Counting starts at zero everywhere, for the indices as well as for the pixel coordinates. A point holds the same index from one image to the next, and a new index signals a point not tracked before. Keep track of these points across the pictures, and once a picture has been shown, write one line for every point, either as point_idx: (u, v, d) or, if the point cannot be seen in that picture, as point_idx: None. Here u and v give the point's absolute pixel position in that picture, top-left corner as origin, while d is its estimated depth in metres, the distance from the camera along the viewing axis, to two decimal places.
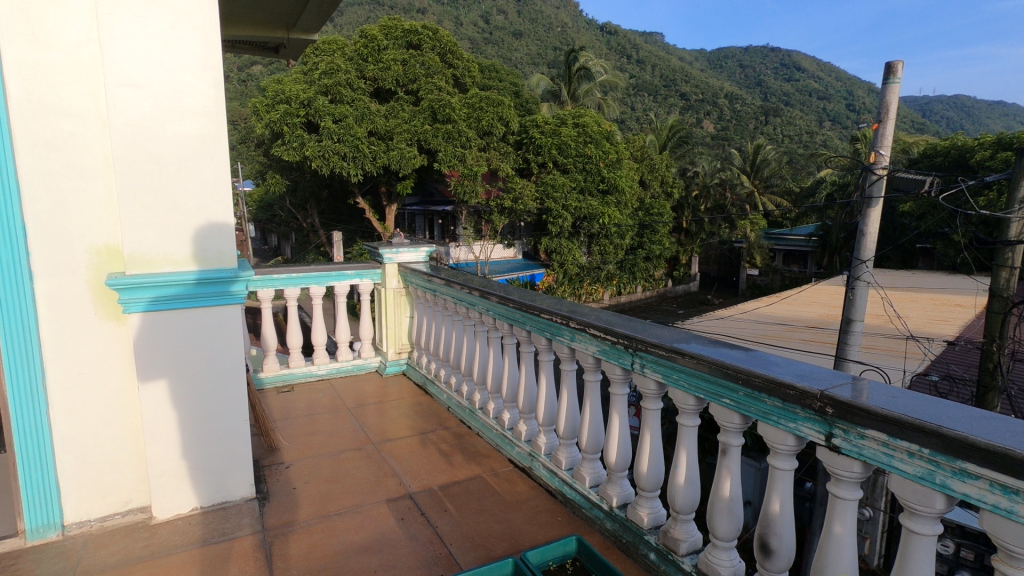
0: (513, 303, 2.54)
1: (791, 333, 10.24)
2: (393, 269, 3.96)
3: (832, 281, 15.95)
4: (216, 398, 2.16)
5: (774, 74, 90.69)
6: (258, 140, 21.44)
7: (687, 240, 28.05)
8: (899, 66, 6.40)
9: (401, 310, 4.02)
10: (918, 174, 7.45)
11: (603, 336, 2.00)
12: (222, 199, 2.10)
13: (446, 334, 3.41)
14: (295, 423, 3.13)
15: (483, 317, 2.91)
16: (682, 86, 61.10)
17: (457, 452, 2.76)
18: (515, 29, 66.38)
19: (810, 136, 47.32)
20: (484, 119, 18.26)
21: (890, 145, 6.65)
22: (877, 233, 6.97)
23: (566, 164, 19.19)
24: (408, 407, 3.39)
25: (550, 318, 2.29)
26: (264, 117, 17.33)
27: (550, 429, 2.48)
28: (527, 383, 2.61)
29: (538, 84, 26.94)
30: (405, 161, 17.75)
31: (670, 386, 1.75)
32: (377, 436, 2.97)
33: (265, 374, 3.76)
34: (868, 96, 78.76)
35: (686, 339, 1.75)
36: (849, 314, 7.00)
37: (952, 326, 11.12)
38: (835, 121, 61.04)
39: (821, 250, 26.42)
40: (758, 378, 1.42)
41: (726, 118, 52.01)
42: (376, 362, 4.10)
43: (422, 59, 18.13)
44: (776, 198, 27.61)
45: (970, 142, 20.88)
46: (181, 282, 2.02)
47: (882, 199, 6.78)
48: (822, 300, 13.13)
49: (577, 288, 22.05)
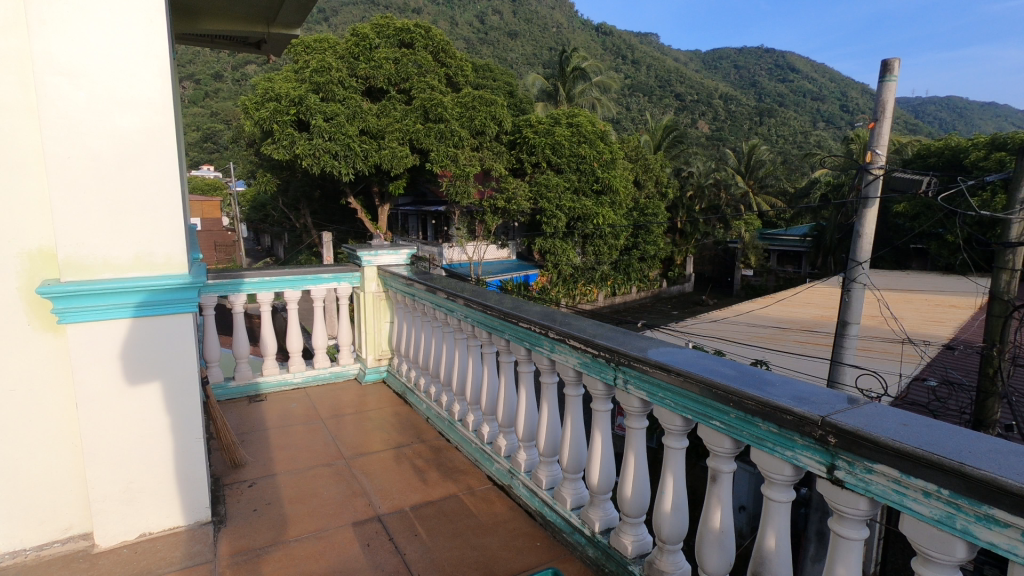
0: (492, 311, 2.38)
1: (785, 336, 10.13)
2: (372, 273, 3.79)
3: (827, 282, 15.87)
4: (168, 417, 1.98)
5: (768, 75, 91.14)
6: (249, 139, 21.19)
7: (681, 241, 27.78)
8: (895, 64, 6.27)
9: (381, 315, 3.85)
10: (914, 175, 7.33)
11: (584, 348, 1.84)
12: (172, 199, 1.93)
13: (426, 340, 3.24)
14: (265, 436, 2.96)
15: (462, 323, 2.75)
16: (677, 87, 61.18)
17: (433, 469, 2.59)
18: (509, 29, 66.15)
19: (804, 137, 47.45)
20: (477, 118, 18.10)
21: (886, 144, 6.51)
22: (873, 234, 6.82)
23: (559, 164, 19.11)
24: (386, 418, 3.23)
25: (530, 328, 2.12)
26: (253, 115, 17.04)
27: (530, 444, 2.32)
28: (507, 395, 2.44)
29: (533, 83, 26.83)
30: (397, 160, 17.57)
31: (655, 405, 1.60)
32: (349, 450, 2.80)
33: (236, 382, 3.57)
34: (862, 97, 79.15)
35: (673, 353, 1.60)
36: (845, 316, 6.87)
37: (946, 327, 11.06)
38: (829, 122, 61.27)
39: (816, 251, 26.38)
40: (750, 400, 1.27)
41: (720, 120, 52.03)
42: (355, 369, 3.93)
43: (415, 58, 17.98)
44: (770, 198, 27.61)
45: (963, 142, 20.90)
46: (124, 290, 1.84)
47: (879, 200, 6.64)
48: (817, 301, 13.05)
49: (571, 288, 21.95)
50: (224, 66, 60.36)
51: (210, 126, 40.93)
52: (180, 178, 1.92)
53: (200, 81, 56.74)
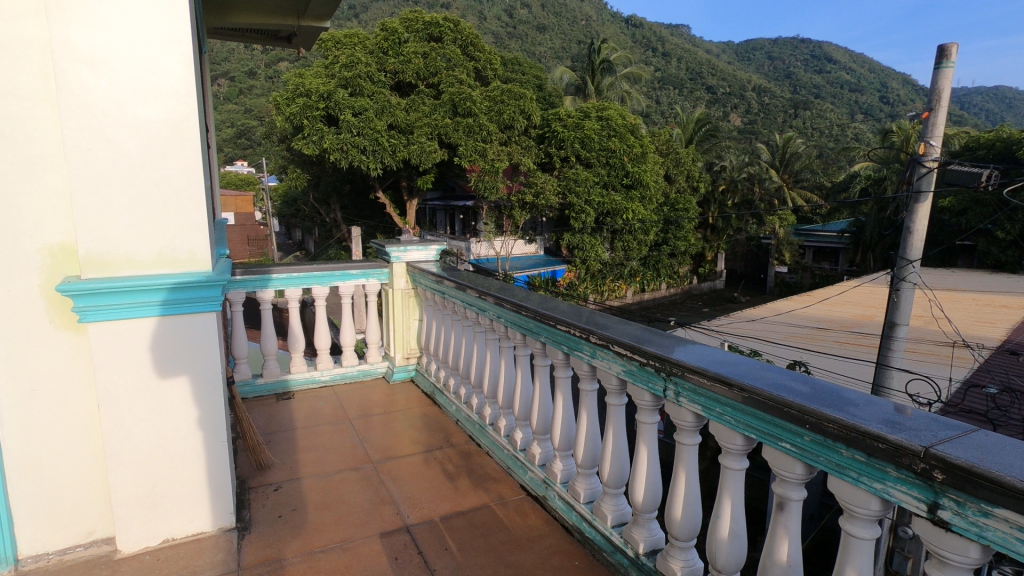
0: (527, 312, 2.24)
1: (825, 336, 9.79)
2: (401, 269, 3.69)
3: (869, 280, 15.28)
4: (190, 420, 1.91)
5: (804, 66, 88.57)
6: (280, 135, 21.42)
7: (713, 236, 27.17)
8: (953, 49, 5.89)
9: (410, 312, 3.75)
10: (973, 167, 6.90)
11: (630, 356, 1.68)
12: (198, 193, 1.86)
13: (456, 340, 3.13)
14: (292, 436, 2.89)
15: (494, 324, 2.63)
16: (708, 79, 59.93)
17: (463, 475, 2.48)
18: (538, 22, 65.69)
19: (841, 131, 46.10)
20: (505, 112, 17.91)
21: (942, 135, 6.14)
22: (925, 231, 6.46)
23: (588, 158, 18.88)
24: (415, 419, 3.13)
25: (569, 331, 1.98)
26: (284, 110, 17.14)
27: (567, 454, 2.19)
28: (541, 401, 2.31)
29: (561, 76, 26.51)
30: (425, 155, 17.53)
31: (712, 421, 1.44)
32: (377, 453, 2.71)
33: (264, 380, 3.52)
34: (903, 88, 76.46)
35: (732, 363, 1.44)
36: (893, 317, 6.55)
37: (998, 328, 10.51)
38: (868, 114, 59.23)
39: (854, 247, 25.51)
40: (832, 422, 1.10)
41: (754, 112, 50.71)
42: (383, 368, 3.85)
43: (443, 51, 17.89)
44: (806, 193, 26.79)
45: (1016, 134, 19.88)
46: (147, 288, 1.77)
47: (932, 194, 6.27)
48: (858, 300, 12.58)
49: (600, 285, 21.70)
50: (257, 64, 61.48)
51: (243, 122, 41.58)
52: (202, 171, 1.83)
53: (235, 78, 57.77)
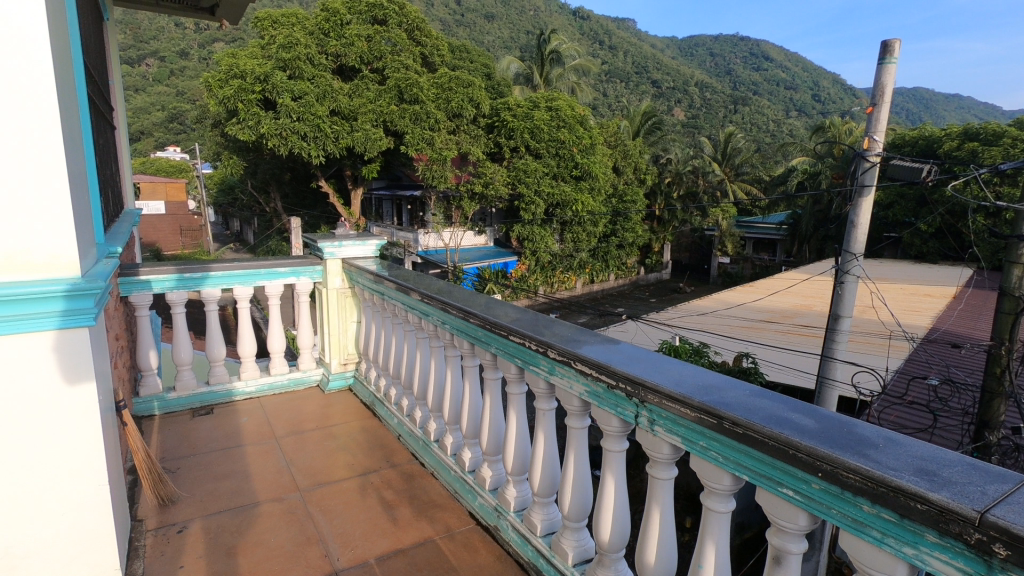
0: (474, 319, 1.98)
1: (768, 327, 10.07)
2: (336, 266, 3.34)
3: (806, 272, 15.88)
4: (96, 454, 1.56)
5: (742, 64, 91.82)
6: (213, 119, 20.08)
7: (659, 228, 27.65)
8: (895, 45, 6.00)
9: (346, 313, 3.41)
10: (913, 162, 7.07)
11: (595, 375, 1.43)
12: (60, 170, 1.44)
13: (397, 344, 2.83)
14: (208, 462, 2.53)
15: (438, 330, 2.35)
16: (653, 74, 61.09)
17: (405, 503, 2.20)
18: (485, 10, 64.81)
19: (777, 127, 48.13)
20: (453, 100, 17.39)
21: (884, 130, 6.24)
22: (868, 224, 6.56)
23: (538, 148, 18.76)
24: (351, 436, 2.82)
25: (523, 343, 1.72)
26: (216, 93, 15.96)
27: (521, 479, 1.94)
28: (493, 417, 2.05)
29: (510, 66, 26.22)
30: (370, 142, 16.82)
31: (693, 457, 1.22)
32: (305, 478, 2.39)
33: (177, 394, 3.08)
34: (832, 87, 80.54)
35: (717, 388, 1.21)
36: (837, 309, 6.64)
37: (924, 317, 11.05)
38: (802, 111, 61.89)
39: (791, 239, 26.58)
40: (852, 473, 0.89)
41: (696, 107, 51.88)
42: (317, 376, 3.49)
43: (388, 35, 17.22)
44: (746, 186, 27.66)
45: (937, 132, 21.07)
46: (39, 296, 1.40)
47: (874, 188, 6.38)
48: (797, 291, 13.05)
49: (549, 276, 21.77)
50: (189, 44, 57.96)
51: (174, 106, 39.09)
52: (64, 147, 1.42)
53: (165, 58, 54.10)
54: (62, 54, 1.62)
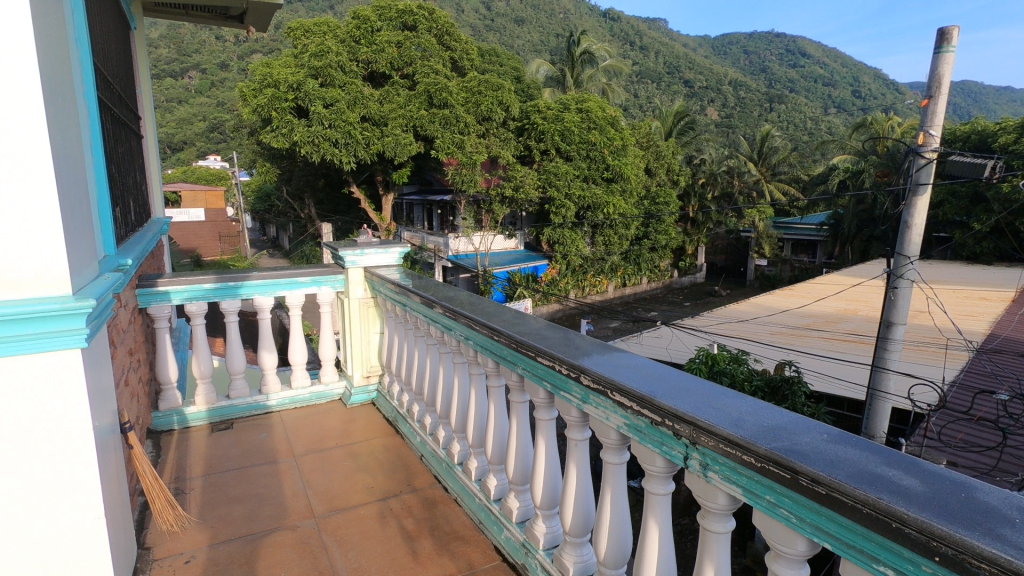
0: (500, 336, 1.81)
1: (812, 334, 9.66)
2: (358, 275, 3.21)
3: (851, 276, 15.24)
4: (95, 485, 1.41)
5: (778, 60, 89.65)
6: (249, 128, 20.50)
7: (693, 230, 27.05)
8: (953, 32, 5.58)
9: (369, 324, 3.28)
10: (975, 157, 6.58)
11: (635, 409, 1.24)
12: (46, 171, 1.27)
13: (419, 359, 2.68)
14: (223, 482, 2.42)
15: (461, 345, 2.18)
16: (686, 73, 60.12)
17: (426, 535, 2.04)
18: (516, 14, 65.05)
19: (815, 125, 46.86)
20: (482, 103, 17.30)
21: (942, 124, 5.83)
22: (924, 224, 6.14)
23: (569, 151, 18.56)
24: (372, 455, 2.68)
25: (553, 366, 1.54)
26: (251, 102, 16.24)
27: (552, 514, 1.74)
28: (520, 442, 1.87)
29: (539, 69, 26.13)
30: (400, 147, 16.83)
31: (754, 510, 1.02)
32: (322, 503, 2.25)
33: (197, 408, 3.00)
34: (874, 82, 77.94)
35: (790, 433, 0.99)
36: (888, 316, 6.24)
37: (982, 322, 10.40)
38: (840, 108, 60.05)
39: (833, 240, 25.64)
40: (982, 560, 0.68)
41: (730, 105, 50.60)
42: (339, 389, 3.38)
43: (418, 41, 17.30)
44: (783, 186, 26.84)
45: (990, 125, 20.00)
46: (36, 315, 1.25)
47: (930, 186, 5.96)
48: (842, 295, 12.52)
49: (581, 280, 21.55)
50: (230, 56, 59.80)
51: (215, 117, 40.32)
52: (49, 144, 1.25)
53: (207, 71, 55.89)
54: (54, 42, 1.44)
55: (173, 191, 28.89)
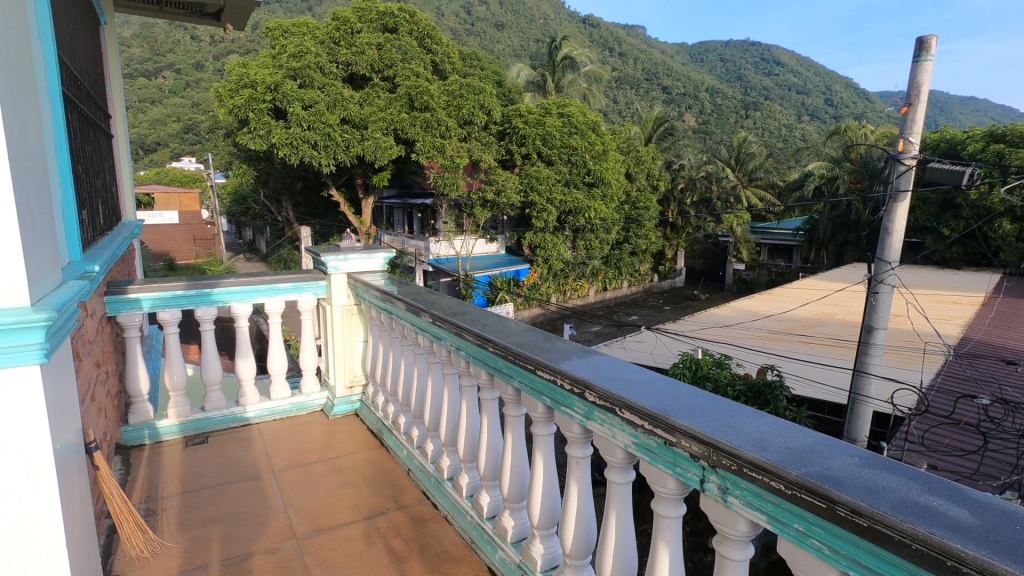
0: (494, 348, 1.72)
1: (792, 339, 9.76)
2: (341, 281, 3.10)
3: (827, 280, 15.50)
4: (56, 520, 1.25)
5: (753, 68, 91.29)
6: (226, 130, 20.08)
7: (672, 235, 27.27)
8: (932, 41, 5.69)
9: (352, 332, 3.16)
10: (953, 165, 6.72)
11: (647, 427, 1.16)
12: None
13: (406, 369, 2.57)
14: (199, 502, 2.29)
15: (451, 355, 2.09)
16: (664, 80, 60.83)
17: (415, 556, 1.94)
18: (496, 19, 65.18)
19: (790, 132, 47.78)
20: (464, 107, 17.21)
21: (921, 131, 5.92)
22: (904, 229, 6.22)
23: (550, 155, 18.56)
24: (357, 469, 2.56)
25: (553, 381, 1.46)
26: (226, 103, 15.89)
27: (550, 534, 1.66)
28: (515, 458, 1.78)
29: (520, 74, 26.13)
30: (381, 151, 16.61)
31: (779, 538, 0.95)
32: (304, 523, 2.14)
33: (169, 422, 2.85)
34: (845, 91, 79.82)
35: (821, 456, 0.93)
36: (871, 322, 6.32)
37: (955, 325, 10.64)
38: (814, 116, 61.33)
39: (808, 245, 26.09)
40: None
41: (707, 112, 51.29)
42: (321, 400, 3.25)
43: (399, 43, 17.16)
44: (760, 191, 27.24)
45: (958, 134, 20.56)
46: None
47: (910, 193, 6.05)
48: (819, 300, 12.72)
49: (562, 284, 21.55)
50: (205, 57, 58.73)
51: (189, 118, 39.51)
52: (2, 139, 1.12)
53: (182, 71, 54.79)
54: (11, 25, 1.30)
55: (145, 193, 28.16)
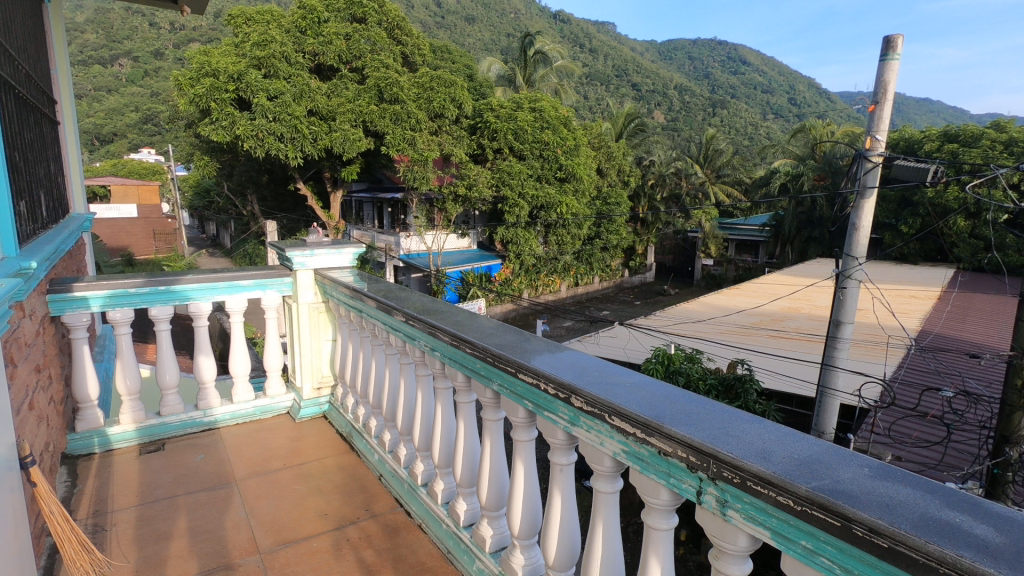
0: (472, 348, 1.63)
1: (761, 333, 9.94)
2: (308, 278, 2.95)
3: (793, 276, 15.85)
4: None
5: (720, 67, 92.88)
6: (187, 120, 19.35)
7: (643, 230, 27.51)
8: (898, 40, 5.80)
9: (319, 331, 3.02)
10: (918, 162, 6.87)
11: (641, 436, 1.08)
12: None
13: (376, 369, 2.46)
14: (153, 515, 2.13)
15: (425, 356, 1.99)
16: (634, 77, 61.34)
17: (388, 569, 1.84)
18: (466, 13, 64.72)
19: (756, 130, 48.78)
20: (434, 100, 16.96)
21: (887, 129, 6.03)
22: (870, 225, 6.34)
23: (521, 150, 18.48)
24: (324, 475, 2.44)
25: (538, 386, 1.37)
26: (187, 92, 15.31)
27: (531, 544, 1.57)
28: (494, 465, 1.69)
29: (492, 67, 25.91)
30: (349, 143, 16.26)
31: (780, 554, 0.89)
32: (269, 536, 2.01)
33: (120, 428, 2.66)
34: (808, 91, 81.90)
35: (831, 470, 0.86)
36: (838, 315, 6.42)
37: (914, 319, 10.98)
38: (778, 114, 62.72)
39: (774, 241, 26.66)
40: None
41: (675, 109, 51.97)
42: (287, 403, 3.10)
43: (368, 34, 16.80)
44: (728, 187, 27.72)
45: (916, 133, 21.23)
46: None
47: (876, 190, 6.17)
48: (785, 295, 13.00)
49: (534, 279, 21.54)
50: (165, 44, 56.54)
51: (149, 108, 38.04)
52: None
53: (139, 59, 52.60)
54: None
55: (101, 185, 26.95)
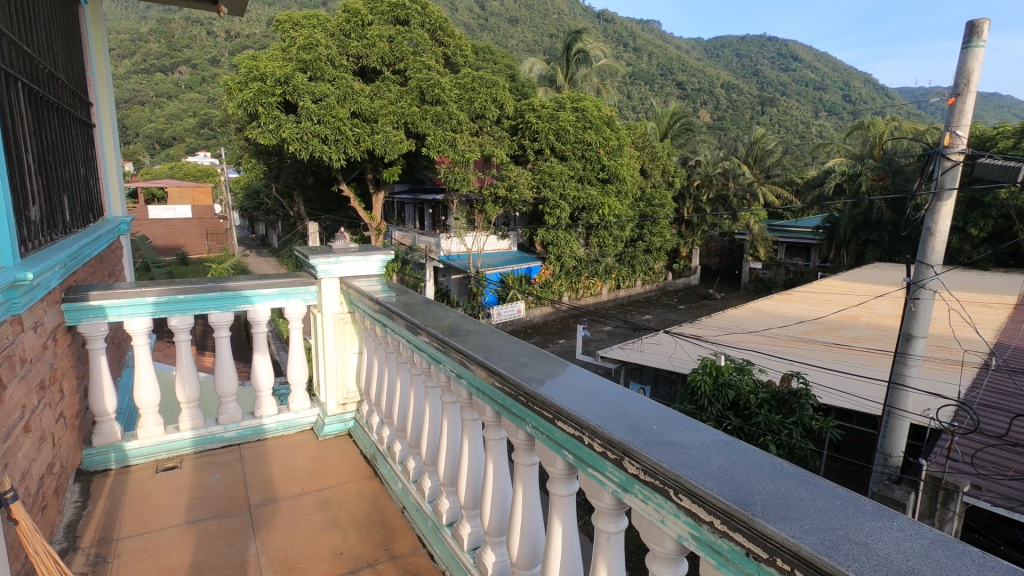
0: (503, 383, 1.37)
1: (818, 344, 9.34)
2: (332, 286, 2.77)
3: (849, 283, 14.99)
4: None
5: (770, 64, 89.97)
6: (237, 124, 19.83)
7: (688, 232, 26.66)
8: (985, 26, 5.25)
9: (345, 343, 2.84)
10: (1005, 160, 6.23)
11: (724, 530, 0.79)
12: None
13: (402, 389, 2.25)
14: (158, 547, 1.96)
15: (451, 381, 1.75)
16: (679, 75, 60.06)
17: None
18: (509, 15, 64.70)
19: (807, 128, 47.03)
20: (476, 100, 16.86)
21: (970, 124, 5.45)
22: (948, 230, 5.77)
23: (564, 151, 18.16)
24: (342, 505, 2.23)
25: (584, 440, 1.10)
26: (236, 96, 15.63)
27: None
28: (527, 515, 1.44)
29: (533, 67, 25.70)
30: (391, 145, 16.32)
31: None
32: None
33: (138, 443, 2.54)
34: (863, 87, 78.50)
35: None
36: (909, 328, 5.88)
37: (988, 331, 10.14)
38: (832, 112, 60.24)
39: (827, 244, 25.41)
40: None
41: (723, 108, 50.66)
42: (312, 418, 2.94)
43: (410, 35, 16.79)
44: (777, 188, 26.66)
45: (988, 130, 19.81)
46: None
47: (956, 191, 5.62)
48: (842, 303, 12.25)
49: (575, 282, 21.16)
50: (220, 51, 58.65)
51: (205, 113, 39.53)
52: None
53: (198, 66, 54.74)
54: None
55: (158, 188, 27.98)
